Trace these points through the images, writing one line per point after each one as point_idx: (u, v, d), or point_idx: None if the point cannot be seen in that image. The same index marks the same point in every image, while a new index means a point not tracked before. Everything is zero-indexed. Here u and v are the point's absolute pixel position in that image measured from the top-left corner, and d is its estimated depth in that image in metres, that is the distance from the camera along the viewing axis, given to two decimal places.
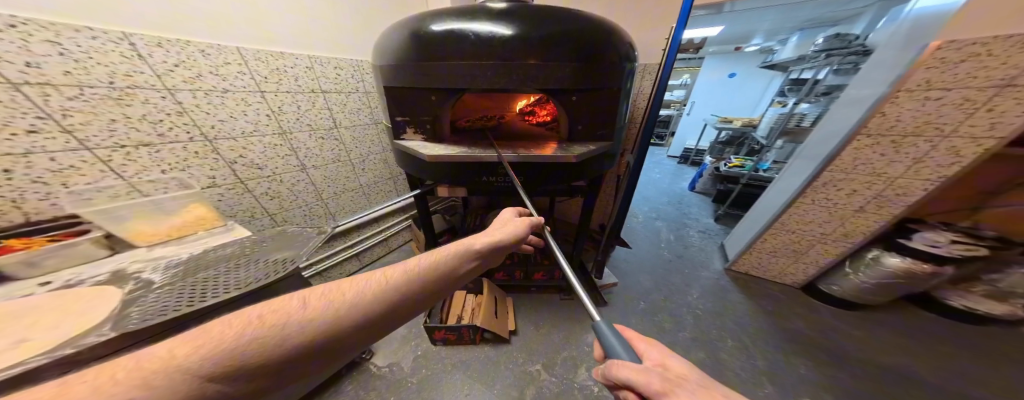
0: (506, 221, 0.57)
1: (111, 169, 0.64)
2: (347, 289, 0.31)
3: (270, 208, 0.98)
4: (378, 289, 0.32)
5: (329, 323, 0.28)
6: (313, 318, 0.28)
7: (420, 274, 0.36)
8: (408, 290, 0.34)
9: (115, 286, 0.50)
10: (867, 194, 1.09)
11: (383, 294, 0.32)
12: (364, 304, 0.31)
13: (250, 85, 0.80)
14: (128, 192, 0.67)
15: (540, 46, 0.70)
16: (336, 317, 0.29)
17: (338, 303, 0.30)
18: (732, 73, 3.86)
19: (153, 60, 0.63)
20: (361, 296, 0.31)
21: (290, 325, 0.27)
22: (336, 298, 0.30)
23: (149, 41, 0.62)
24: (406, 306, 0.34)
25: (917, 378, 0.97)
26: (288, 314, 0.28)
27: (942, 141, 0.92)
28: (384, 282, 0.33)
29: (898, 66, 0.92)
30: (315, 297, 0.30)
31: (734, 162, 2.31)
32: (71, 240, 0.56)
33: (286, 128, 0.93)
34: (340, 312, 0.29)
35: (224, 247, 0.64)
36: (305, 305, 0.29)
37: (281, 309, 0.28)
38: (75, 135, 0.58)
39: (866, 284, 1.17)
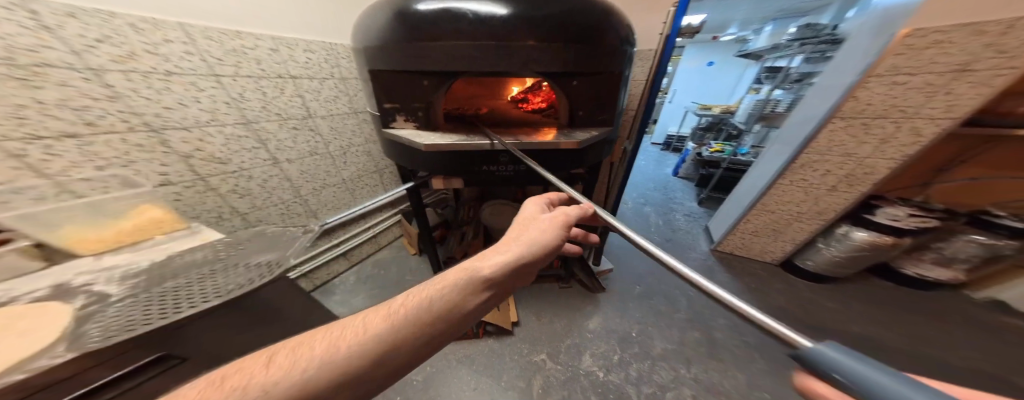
0: (525, 219, 0.46)
1: (27, 166, 0.53)
2: (323, 340, 0.27)
3: (241, 207, 0.89)
4: (358, 339, 0.27)
5: (294, 388, 0.23)
6: (276, 382, 0.23)
7: (412, 315, 0.30)
8: (397, 337, 0.28)
9: (62, 302, 0.41)
10: (839, 173, 1.17)
11: (363, 345, 0.27)
12: (339, 362, 0.25)
13: (201, 67, 0.70)
14: (58, 194, 0.56)
15: (540, 26, 0.66)
16: (304, 380, 0.24)
17: (308, 361, 0.25)
18: (711, 61, 3.99)
19: (66, 33, 0.51)
20: (338, 350, 0.26)
21: (246, 390, 0.22)
22: (309, 353, 0.26)
23: (56, 9, 0.50)
24: (396, 358, 0.28)
25: (879, 339, 1.08)
26: (251, 375, 0.24)
27: (906, 122, 0.99)
28: (367, 330, 0.28)
29: (870, 53, 0.97)
30: (285, 353, 0.26)
31: (715, 148, 2.41)
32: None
33: (250, 118, 0.82)
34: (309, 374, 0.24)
35: (194, 252, 0.55)
36: (272, 364, 0.25)
37: (244, 371, 0.24)
38: None
39: (836, 257, 1.28)
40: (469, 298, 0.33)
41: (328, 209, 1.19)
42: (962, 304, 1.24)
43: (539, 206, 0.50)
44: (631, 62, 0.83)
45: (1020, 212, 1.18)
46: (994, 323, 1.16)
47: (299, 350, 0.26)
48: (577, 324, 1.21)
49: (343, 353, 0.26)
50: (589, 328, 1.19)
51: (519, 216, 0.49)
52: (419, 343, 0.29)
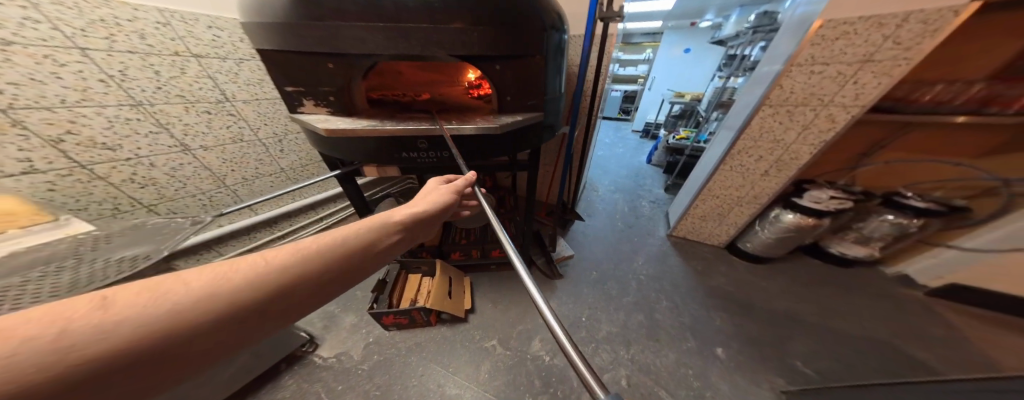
0: (432, 190, 0.51)
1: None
2: (201, 275, 0.22)
3: (144, 199, 0.84)
4: (258, 274, 0.24)
5: (173, 321, 0.20)
6: (133, 320, 0.18)
7: (329, 251, 0.29)
8: (314, 269, 0.27)
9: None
10: (771, 159, 1.24)
11: (272, 276, 0.25)
12: (237, 292, 0.23)
13: (56, 38, 0.62)
14: None
15: (450, 3, 0.63)
16: (184, 312, 0.20)
17: (182, 297, 0.21)
18: (687, 49, 4.09)
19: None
20: (231, 283, 0.23)
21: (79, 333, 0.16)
22: (179, 290, 0.21)
23: None
24: (312, 289, 0.27)
25: (797, 313, 1.18)
26: (67, 320, 0.17)
27: (823, 110, 1.06)
28: (266, 264, 0.25)
29: (793, 44, 1.03)
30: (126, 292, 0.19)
31: (681, 135, 2.50)
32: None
33: (140, 101, 0.77)
34: (193, 306, 0.21)
35: (42, 249, 0.46)
36: (106, 309, 0.18)
37: (42, 316, 0.16)
38: None
39: (769, 238, 1.38)
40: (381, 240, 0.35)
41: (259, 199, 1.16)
42: (875, 278, 1.38)
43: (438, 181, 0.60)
44: (560, 49, 0.83)
45: (931, 191, 1.28)
46: (901, 294, 1.29)
47: (155, 287, 0.20)
48: (530, 310, 1.23)
49: (242, 284, 0.23)
50: (542, 314, 1.22)
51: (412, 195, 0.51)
52: (337, 277, 0.29)
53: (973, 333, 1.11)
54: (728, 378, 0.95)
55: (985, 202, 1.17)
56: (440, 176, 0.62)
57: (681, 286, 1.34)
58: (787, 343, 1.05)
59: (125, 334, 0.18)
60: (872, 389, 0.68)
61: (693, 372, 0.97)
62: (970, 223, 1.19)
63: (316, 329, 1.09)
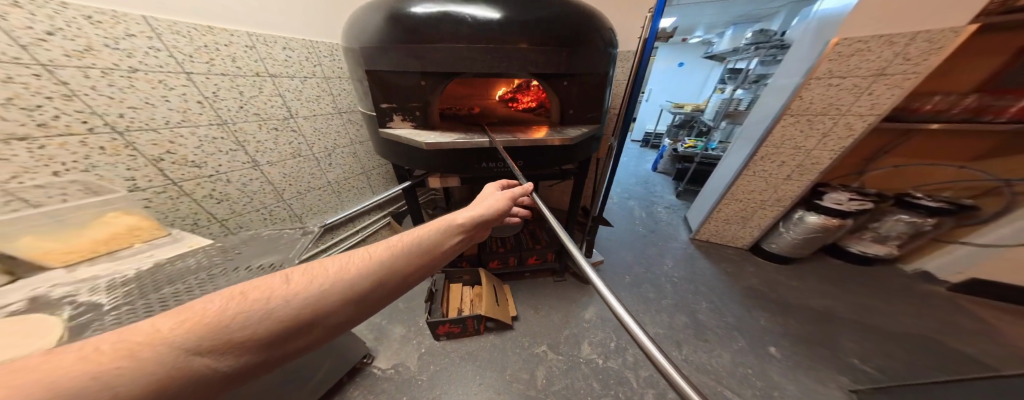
0: (487, 196, 0.55)
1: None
2: (338, 262, 0.28)
3: (219, 214, 0.85)
4: (369, 265, 0.30)
5: (321, 298, 0.26)
6: (303, 293, 0.25)
7: (410, 249, 0.34)
8: (399, 265, 0.32)
9: (45, 313, 0.34)
10: (792, 164, 1.33)
11: (376, 268, 0.30)
12: (355, 280, 0.28)
13: (170, 64, 0.67)
14: (6, 203, 0.48)
15: (533, 28, 0.71)
16: (325, 293, 0.26)
17: (326, 278, 0.27)
18: (680, 63, 4.29)
19: (9, 24, 0.47)
20: (354, 271, 0.28)
21: (276, 300, 0.24)
22: (325, 273, 0.27)
23: None
24: (398, 282, 0.31)
25: (832, 312, 1.23)
26: (271, 290, 0.24)
27: (841, 118, 1.16)
28: (372, 259, 0.30)
29: (811, 58, 1.12)
30: (300, 271, 0.26)
31: (688, 144, 2.61)
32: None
33: (226, 120, 0.80)
34: (329, 287, 0.26)
35: (185, 258, 0.49)
36: (289, 281, 0.25)
37: (264, 284, 0.24)
38: None
39: (795, 239, 1.45)
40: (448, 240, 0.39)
41: (312, 212, 1.17)
42: (895, 276, 1.45)
43: (495, 187, 0.61)
44: (615, 63, 0.90)
45: (939, 191, 1.39)
46: (923, 291, 1.36)
47: (313, 269, 0.27)
48: (574, 315, 1.24)
49: (358, 272, 0.28)
50: (585, 318, 1.23)
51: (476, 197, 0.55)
52: (416, 271, 0.34)
53: (1002, 326, 1.17)
54: (791, 377, 0.98)
55: (989, 200, 1.28)
56: (496, 182, 0.64)
57: (716, 288, 1.38)
58: (835, 340, 1.10)
59: (299, 303, 0.25)
60: (947, 380, 0.71)
61: (753, 371, 1.00)
62: (978, 222, 1.30)
63: (368, 341, 1.08)
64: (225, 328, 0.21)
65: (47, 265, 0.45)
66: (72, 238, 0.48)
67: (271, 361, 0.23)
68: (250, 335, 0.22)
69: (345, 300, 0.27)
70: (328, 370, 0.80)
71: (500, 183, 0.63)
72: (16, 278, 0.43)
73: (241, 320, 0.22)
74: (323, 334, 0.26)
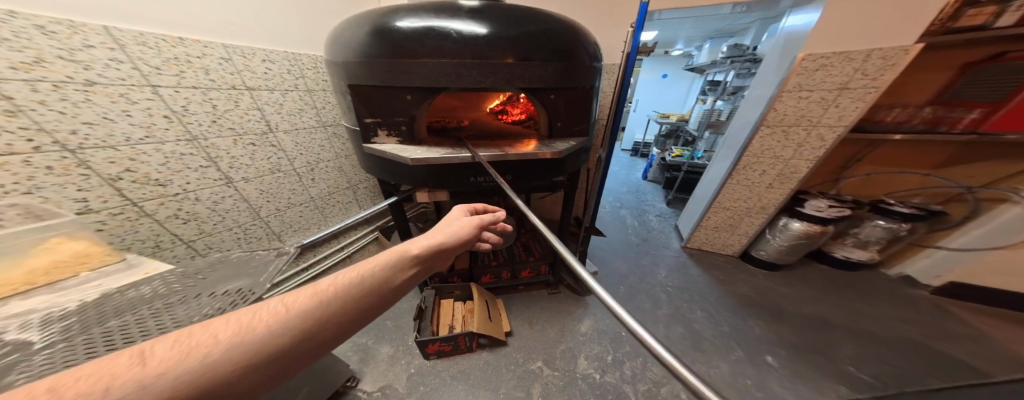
0: (453, 221, 0.45)
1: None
2: (231, 324, 0.21)
3: (185, 235, 0.80)
4: (278, 320, 0.22)
5: (199, 374, 0.18)
6: (170, 373, 0.17)
7: (343, 290, 0.26)
8: (329, 309, 0.24)
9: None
10: (773, 173, 1.37)
11: (290, 323, 0.22)
12: (256, 341, 0.21)
13: (133, 77, 0.64)
14: None
15: (518, 44, 0.73)
16: (211, 366, 0.19)
17: (213, 345, 0.19)
18: (663, 74, 4.47)
19: None
20: (255, 332, 0.21)
21: (122, 391, 0.16)
22: (210, 342, 0.20)
23: None
24: (326, 331, 0.24)
25: (825, 319, 1.24)
26: (115, 377, 0.17)
27: (813, 129, 1.21)
28: (285, 312, 0.23)
29: (781, 72, 1.18)
30: (170, 343, 0.19)
31: (675, 153, 2.69)
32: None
33: (195, 134, 0.77)
34: (216, 358, 0.19)
35: (140, 286, 0.44)
36: (148, 360, 0.18)
37: (102, 369, 0.17)
38: None
39: (782, 245, 1.48)
40: (399, 276, 0.30)
41: (292, 229, 1.11)
42: (879, 279, 1.50)
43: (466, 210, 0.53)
44: (599, 77, 0.92)
45: (909, 198, 1.46)
46: (908, 294, 1.40)
47: (190, 338, 0.20)
48: (569, 327, 1.19)
49: (262, 331, 0.21)
50: (580, 331, 1.18)
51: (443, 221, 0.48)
52: (356, 317, 0.26)
53: (984, 328, 1.21)
54: (791, 387, 0.97)
55: (958, 206, 1.35)
56: (465, 204, 0.55)
57: (710, 297, 1.38)
58: (831, 347, 1.11)
59: (164, 385, 0.17)
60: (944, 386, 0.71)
61: (752, 381, 0.98)
62: (949, 226, 1.36)
63: (352, 362, 1.01)
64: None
65: None
66: None
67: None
68: None
69: (246, 368, 0.20)
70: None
71: (469, 206, 0.54)
72: None
73: None
74: None
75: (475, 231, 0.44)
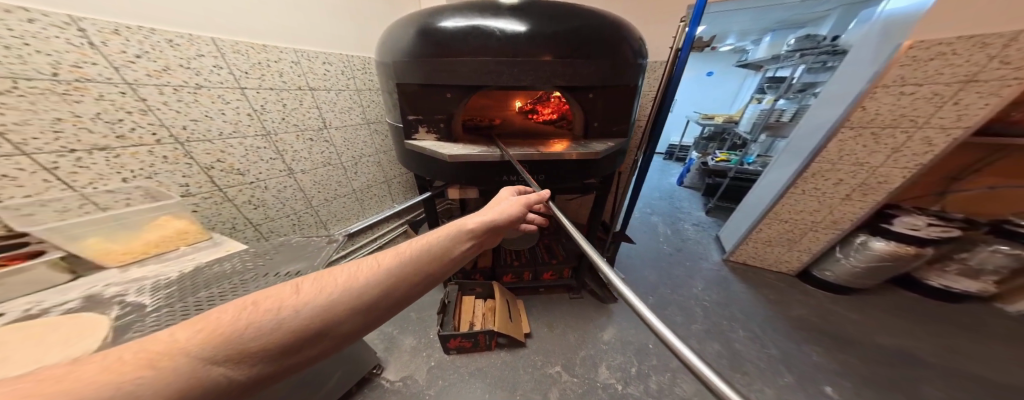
0: (503, 200, 0.49)
1: (57, 178, 0.55)
2: (344, 271, 0.25)
3: (254, 218, 0.92)
4: (376, 273, 0.26)
5: (328, 307, 0.22)
6: (312, 303, 0.22)
7: (423, 255, 0.30)
8: (414, 271, 0.28)
9: (95, 311, 0.37)
10: (852, 183, 1.17)
11: (384, 276, 0.26)
12: (362, 287, 0.24)
13: (228, 81, 0.75)
14: (81, 206, 0.58)
15: (562, 41, 0.70)
16: (335, 302, 0.23)
17: (335, 286, 0.24)
18: (710, 71, 4.04)
19: (109, 50, 0.56)
20: (361, 279, 0.25)
21: (286, 311, 0.21)
22: (334, 282, 0.24)
23: (103, 27, 0.55)
24: (411, 286, 0.27)
25: (911, 352, 1.05)
26: (281, 299, 0.22)
27: (917, 131, 1.00)
28: (379, 267, 0.26)
29: (875, 63, 0.99)
30: (309, 280, 0.23)
31: (721, 157, 2.43)
32: (20, 263, 0.43)
33: (270, 130, 0.88)
34: (337, 297, 0.23)
35: (221, 263, 0.52)
36: (299, 290, 0.23)
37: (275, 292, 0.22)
38: (9, 138, 0.49)
39: (857, 267, 1.26)
40: (458, 246, 0.34)
41: (336, 219, 1.22)
42: (993, 317, 1.21)
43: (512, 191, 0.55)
44: (644, 74, 0.85)
45: None
46: None
47: (325, 276, 0.24)
48: (591, 334, 1.15)
49: (365, 280, 0.25)
50: (603, 339, 1.13)
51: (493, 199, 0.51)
52: (430, 277, 0.29)
53: None
54: None
55: None
56: (513, 186, 0.59)
57: (755, 316, 1.23)
58: (918, 388, 0.92)
59: (309, 312, 0.22)
60: None
61: None
62: None
63: (378, 350, 1.04)
64: (238, 338, 0.19)
65: (107, 265, 0.51)
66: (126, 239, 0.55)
67: (283, 372, 0.21)
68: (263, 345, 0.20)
69: (355, 309, 0.24)
70: (337, 381, 0.78)
71: (515, 188, 0.57)
72: (79, 275, 0.50)
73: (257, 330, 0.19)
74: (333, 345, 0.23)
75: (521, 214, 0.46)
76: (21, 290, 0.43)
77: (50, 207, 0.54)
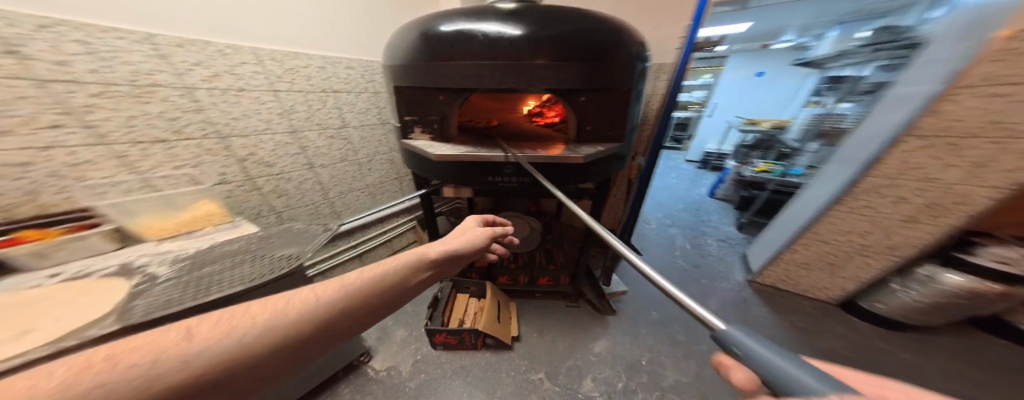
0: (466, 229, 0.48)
1: (126, 164, 0.68)
2: (268, 307, 0.21)
3: (277, 206, 1.04)
4: (312, 305, 0.23)
5: (236, 353, 0.19)
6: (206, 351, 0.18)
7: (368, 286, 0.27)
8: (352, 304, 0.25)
9: (123, 278, 0.46)
10: (918, 203, 0.96)
11: (321, 310, 0.23)
12: (291, 324, 0.21)
13: (265, 84, 0.86)
14: (142, 187, 0.71)
15: (550, 44, 0.69)
16: (247, 347, 0.19)
17: (249, 327, 0.20)
18: (759, 71, 3.62)
19: (174, 59, 0.69)
20: (290, 315, 0.22)
21: (169, 362, 0.17)
22: (249, 323, 0.20)
23: (171, 41, 0.67)
24: (353, 322, 0.25)
25: None
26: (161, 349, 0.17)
27: (1012, 142, 0.78)
28: (318, 298, 0.24)
29: (958, 59, 0.81)
30: (210, 320, 0.19)
31: (760, 167, 2.17)
32: (82, 232, 0.55)
33: (296, 128, 0.99)
34: (249, 340, 0.19)
35: (231, 242, 0.60)
36: (192, 336, 0.18)
37: (150, 341, 0.17)
38: (95, 130, 0.62)
39: (917, 302, 1.03)
40: (415, 276, 0.32)
41: (349, 210, 1.32)
42: None
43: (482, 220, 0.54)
44: (645, 77, 0.81)
45: None
46: None
47: (231, 317, 0.20)
48: (581, 345, 1.11)
49: (296, 315, 0.22)
50: (593, 350, 1.08)
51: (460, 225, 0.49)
52: (378, 309, 0.27)
53: None
54: None
55: None
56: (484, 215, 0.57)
57: None
58: None
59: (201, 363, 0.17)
60: None
61: None
62: None
63: (370, 339, 1.11)
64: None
65: (147, 237, 0.63)
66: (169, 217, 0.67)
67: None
68: None
69: (277, 350, 0.20)
70: (324, 361, 0.86)
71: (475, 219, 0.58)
72: (126, 244, 0.61)
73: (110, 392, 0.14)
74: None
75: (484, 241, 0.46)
76: (80, 254, 0.55)
77: (117, 187, 0.68)
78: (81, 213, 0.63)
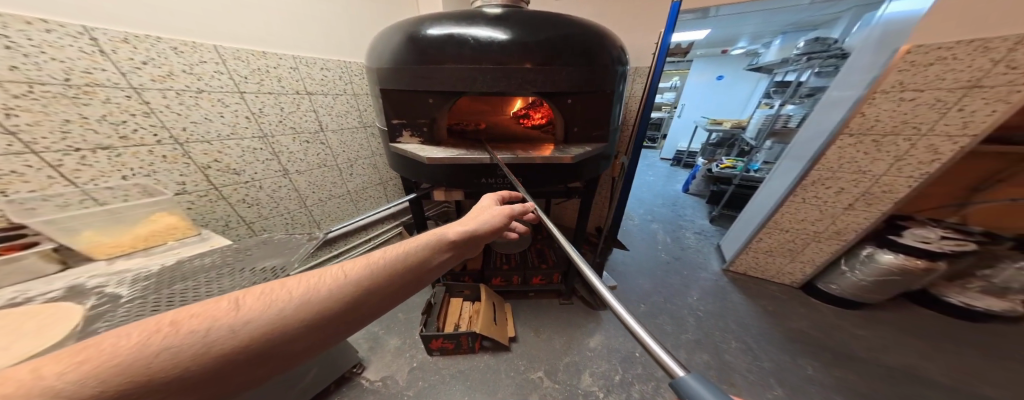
0: (484, 209, 0.47)
1: (61, 175, 0.60)
2: (300, 283, 0.24)
3: (247, 217, 0.96)
4: (338, 284, 0.25)
5: (277, 323, 0.21)
6: (255, 319, 0.21)
7: (388, 269, 0.28)
8: (373, 285, 0.26)
9: (73, 301, 0.41)
10: (855, 191, 1.11)
11: (346, 289, 0.25)
12: (321, 300, 0.23)
13: (228, 85, 0.80)
14: (81, 200, 0.63)
15: (536, 50, 0.72)
16: (284, 318, 0.22)
17: (285, 302, 0.22)
18: (719, 76, 3.96)
19: (117, 57, 0.62)
20: (321, 292, 0.24)
21: (220, 331, 0.20)
22: (285, 298, 0.23)
23: (114, 36, 0.60)
24: (375, 302, 0.26)
25: (914, 370, 1.01)
26: (216, 317, 0.20)
27: (921, 139, 0.94)
28: (342, 277, 0.26)
29: (873, 69, 0.95)
30: (255, 294, 0.22)
31: (726, 163, 2.37)
32: (12, 253, 0.47)
33: (266, 131, 0.92)
34: (288, 312, 0.22)
35: (202, 257, 0.55)
36: (240, 306, 0.21)
37: (207, 310, 0.20)
38: (20, 137, 0.54)
39: (863, 281, 1.19)
40: (433, 257, 0.33)
41: (329, 219, 1.26)
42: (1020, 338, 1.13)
43: (495, 200, 0.53)
44: (625, 81, 0.86)
45: None
46: None
47: (273, 291, 0.23)
48: (577, 340, 1.13)
49: (326, 291, 0.24)
50: (589, 346, 1.11)
51: (478, 206, 0.49)
52: (399, 290, 0.28)
53: None
54: None
55: None
56: (495, 194, 0.55)
57: (751, 328, 1.19)
58: None
59: (249, 331, 0.20)
60: None
61: None
62: None
63: (361, 350, 1.05)
64: (144, 368, 0.16)
65: (95, 257, 0.55)
66: (117, 233, 0.60)
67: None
68: (188, 367, 0.18)
69: (312, 324, 0.23)
70: (312, 380, 0.80)
71: (498, 194, 0.55)
72: (69, 265, 0.54)
73: (179, 350, 0.18)
74: (274, 367, 0.21)
75: (504, 224, 0.44)
76: (16, 278, 0.48)
77: (52, 201, 0.59)
78: (11, 231, 0.54)
